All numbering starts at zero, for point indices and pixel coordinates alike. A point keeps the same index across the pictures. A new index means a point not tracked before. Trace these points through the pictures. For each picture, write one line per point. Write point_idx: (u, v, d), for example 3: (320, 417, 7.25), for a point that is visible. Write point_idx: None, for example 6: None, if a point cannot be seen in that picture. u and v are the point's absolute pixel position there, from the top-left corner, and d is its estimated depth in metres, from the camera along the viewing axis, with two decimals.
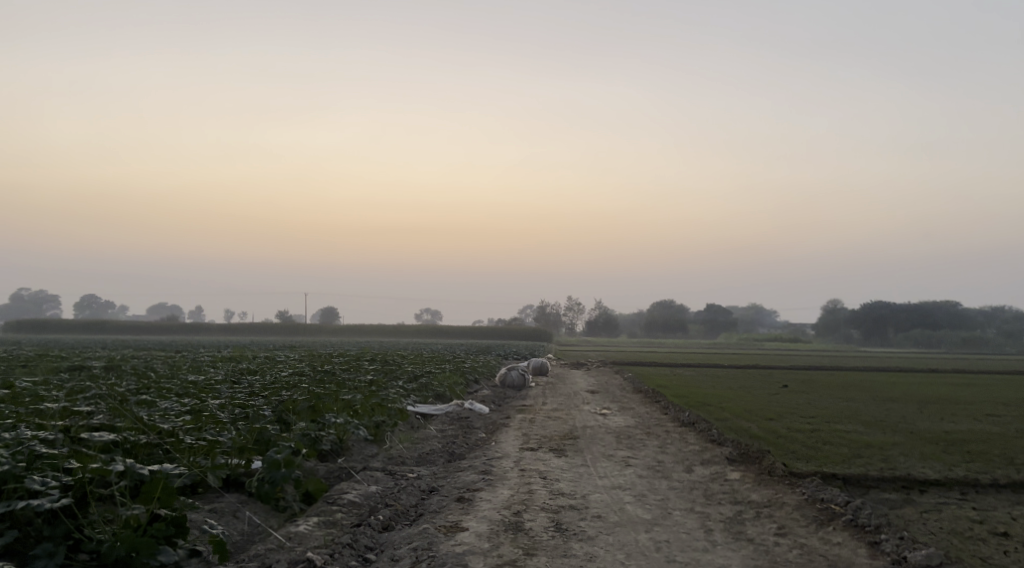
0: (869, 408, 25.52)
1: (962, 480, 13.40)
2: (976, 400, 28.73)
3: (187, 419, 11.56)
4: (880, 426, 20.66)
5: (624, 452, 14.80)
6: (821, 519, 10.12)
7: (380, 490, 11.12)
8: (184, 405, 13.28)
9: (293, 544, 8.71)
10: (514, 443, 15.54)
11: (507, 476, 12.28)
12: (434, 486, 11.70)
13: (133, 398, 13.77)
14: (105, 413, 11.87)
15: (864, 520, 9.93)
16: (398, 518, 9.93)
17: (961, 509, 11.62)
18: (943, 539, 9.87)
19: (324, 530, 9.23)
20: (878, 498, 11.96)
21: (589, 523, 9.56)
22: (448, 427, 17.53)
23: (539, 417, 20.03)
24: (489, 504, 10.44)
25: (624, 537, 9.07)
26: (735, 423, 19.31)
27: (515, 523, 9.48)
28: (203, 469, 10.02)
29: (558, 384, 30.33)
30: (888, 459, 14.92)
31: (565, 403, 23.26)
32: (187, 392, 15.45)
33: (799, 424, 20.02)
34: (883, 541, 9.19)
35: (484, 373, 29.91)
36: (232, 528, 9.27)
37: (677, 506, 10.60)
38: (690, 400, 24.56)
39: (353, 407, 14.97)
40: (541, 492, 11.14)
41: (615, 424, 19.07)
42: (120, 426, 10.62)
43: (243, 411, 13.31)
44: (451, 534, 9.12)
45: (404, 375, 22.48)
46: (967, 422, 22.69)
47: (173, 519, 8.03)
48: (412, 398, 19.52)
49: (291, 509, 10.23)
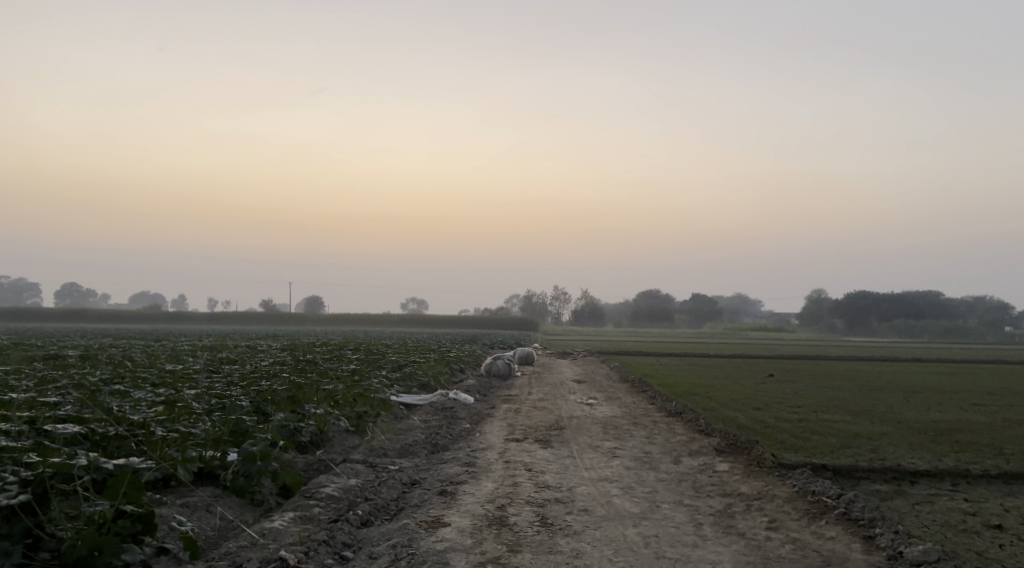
0: (856, 398, 25.36)
1: (953, 471, 13.19)
2: (962, 390, 28.63)
3: (159, 409, 11.20)
4: (866, 417, 20.49)
5: (610, 443, 14.51)
6: (813, 512, 9.85)
7: (360, 483, 10.79)
8: (158, 395, 12.92)
9: (267, 541, 8.39)
10: (499, 434, 15.24)
11: (491, 469, 11.95)
12: (416, 479, 11.37)
13: (106, 389, 13.39)
14: (76, 404, 11.54)
15: (858, 514, 9.68)
16: (377, 513, 9.60)
17: (953, 501, 11.39)
18: (936, 532, 9.64)
19: (300, 526, 8.91)
20: (870, 490, 11.73)
21: (576, 517, 9.27)
22: (432, 418, 17.22)
23: (524, 407, 19.73)
24: (472, 497, 10.13)
25: (611, 532, 8.77)
26: (722, 412, 19.09)
27: (499, 518, 9.18)
28: (174, 463, 9.66)
29: (544, 373, 30.08)
30: (877, 449, 14.70)
31: (551, 393, 23.00)
32: (163, 382, 15.07)
33: (785, 414, 19.82)
34: (878, 536, 8.93)
35: (469, 362, 29.59)
36: (205, 524, 8.95)
37: (665, 499, 10.33)
38: (676, 390, 24.35)
39: (335, 398, 14.63)
40: (526, 485, 10.83)
41: (602, 414, 18.79)
42: (88, 418, 10.28)
43: (219, 402, 12.95)
44: (432, 530, 8.80)
45: (388, 364, 22.17)
46: (955, 411, 22.53)
47: (139, 516, 7.70)
48: (395, 388, 19.20)
49: (267, 503, 9.90)
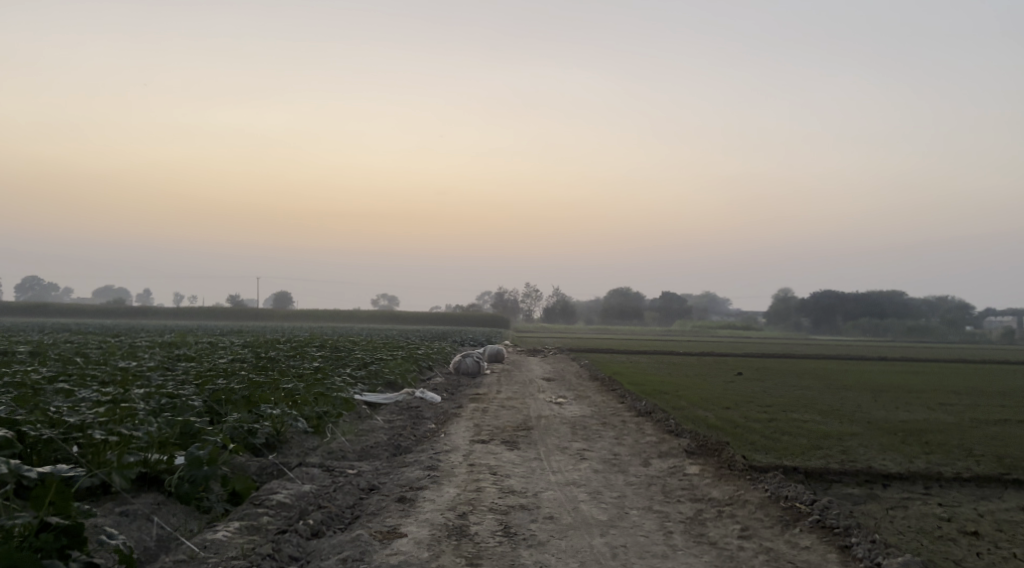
0: (825, 397, 25.18)
1: (925, 473, 12.91)
2: (930, 389, 28.49)
3: (102, 410, 10.69)
4: (835, 416, 20.29)
5: (579, 444, 14.10)
6: (786, 519, 9.52)
7: (315, 489, 10.28)
8: (105, 394, 12.34)
9: (207, 554, 7.94)
10: (464, 435, 14.77)
11: (454, 473, 11.46)
12: (375, 484, 10.88)
13: (51, 387, 12.77)
14: (11, 403, 11.00)
15: (833, 521, 9.34)
16: (331, 522, 9.13)
17: (926, 505, 11.11)
18: (911, 540, 9.31)
19: (245, 537, 8.45)
20: (842, 493, 11.44)
21: (540, 525, 8.85)
22: (396, 418, 16.68)
23: (491, 406, 19.28)
24: (432, 504, 9.66)
25: (577, 542, 8.35)
26: (692, 412, 18.80)
27: (460, 528, 8.71)
28: (110, 469, 9.19)
29: (513, 371, 29.58)
30: (847, 450, 14.42)
31: (519, 392, 22.59)
32: (113, 380, 14.45)
33: (755, 413, 19.55)
34: (855, 546, 8.60)
35: (437, 360, 29.08)
36: (144, 534, 8.54)
37: (634, 505, 9.91)
38: (647, 389, 24.04)
39: (293, 398, 14.13)
40: (490, 490, 10.39)
41: (571, 413, 18.45)
42: (22, 419, 9.77)
43: (170, 401, 12.40)
44: (387, 541, 8.33)
45: (354, 362, 21.67)
46: (924, 411, 22.41)
47: (65, 529, 7.28)
48: (359, 387, 18.71)
49: (214, 511, 9.43)
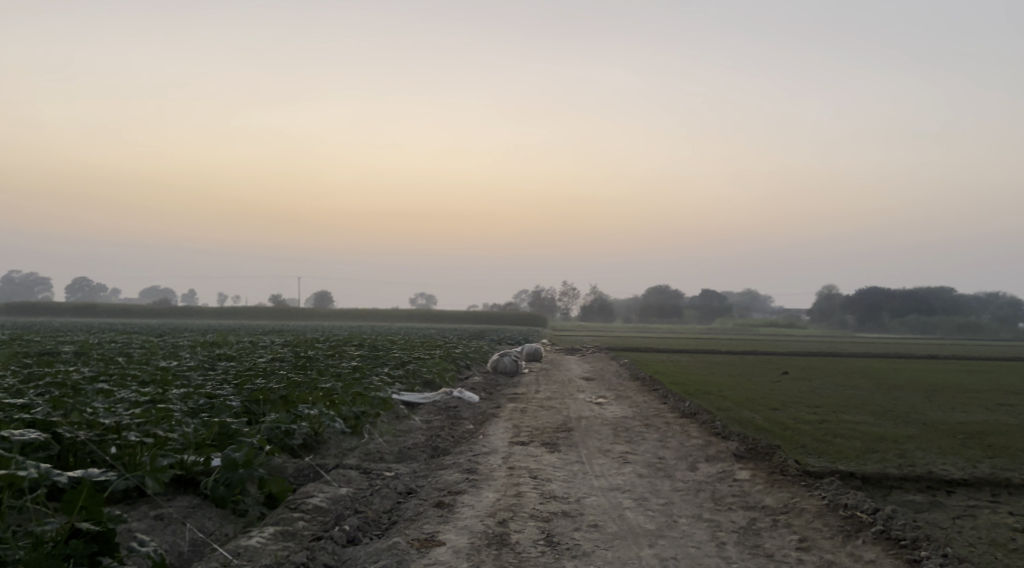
0: (875, 397, 24.35)
1: (991, 479, 12.23)
2: (986, 389, 27.51)
3: (138, 410, 10.45)
4: (889, 417, 19.51)
5: (623, 446, 13.63)
6: (847, 529, 8.98)
7: (351, 493, 9.95)
8: (143, 395, 12.13)
9: (240, 562, 7.63)
10: (504, 436, 14.39)
11: (494, 476, 11.05)
12: (412, 488, 10.52)
13: (90, 387, 12.60)
14: (48, 403, 10.83)
15: (898, 532, 8.78)
16: (367, 527, 8.79)
17: (996, 515, 10.46)
18: (984, 553, 8.71)
19: (279, 543, 8.13)
20: (903, 501, 10.84)
21: (584, 534, 8.41)
22: (435, 418, 16.33)
23: (531, 407, 18.83)
24: (471, 510, 9.26)
25: (624, 553, 7.90)
26: (739, 413, 18.20)
27: (500, 536, 8.31)
28: (142, 474, 8.89)
29: (552, 371, 29.10)
30: (905, 455, 13.75)
31: (559, 392, 22.12)
32: (151, 381, 14.26)
33: (805, 415, 18.90)
34: (923, 560, 8.04)
35: (475, 359, 28.69)
36: (178, 538, 8.29)
37: (682, 513, 9.43)
38: (690, 389, 23.41)
39: (331, 397, 13.84)
40: (531, 495, 9.97)
41: (612, 414, 17.92)
42: (57, 421, 9.56)
43: (207, 401, 12.18)
44: (424, 550, 7.96)
45: (392, 361, 21.36)
46: (982, 412, 21.50)
47: (95, 536, 6.99)
48: (398, 386, 18.39)
49: (250, 514, 9.15)
